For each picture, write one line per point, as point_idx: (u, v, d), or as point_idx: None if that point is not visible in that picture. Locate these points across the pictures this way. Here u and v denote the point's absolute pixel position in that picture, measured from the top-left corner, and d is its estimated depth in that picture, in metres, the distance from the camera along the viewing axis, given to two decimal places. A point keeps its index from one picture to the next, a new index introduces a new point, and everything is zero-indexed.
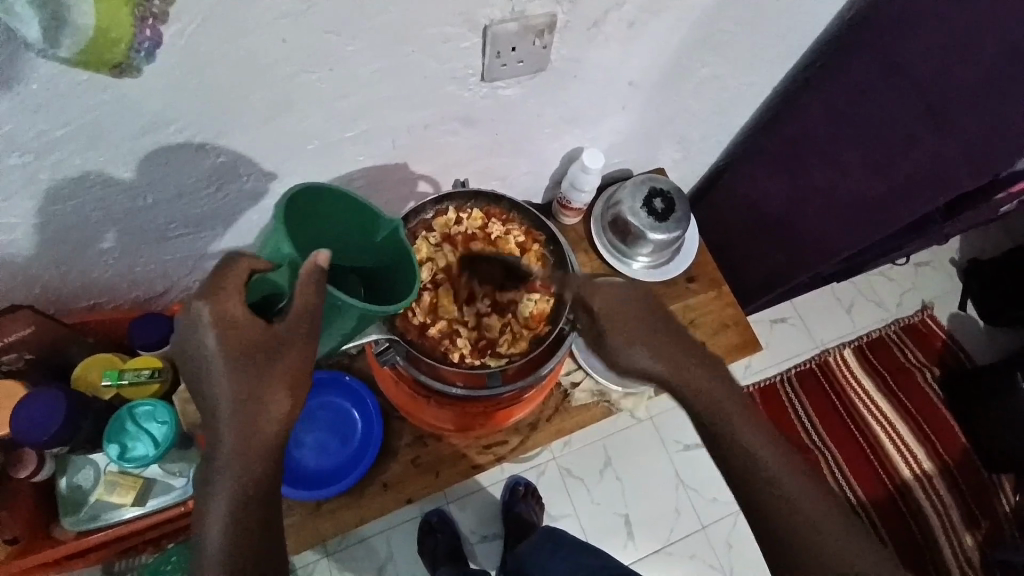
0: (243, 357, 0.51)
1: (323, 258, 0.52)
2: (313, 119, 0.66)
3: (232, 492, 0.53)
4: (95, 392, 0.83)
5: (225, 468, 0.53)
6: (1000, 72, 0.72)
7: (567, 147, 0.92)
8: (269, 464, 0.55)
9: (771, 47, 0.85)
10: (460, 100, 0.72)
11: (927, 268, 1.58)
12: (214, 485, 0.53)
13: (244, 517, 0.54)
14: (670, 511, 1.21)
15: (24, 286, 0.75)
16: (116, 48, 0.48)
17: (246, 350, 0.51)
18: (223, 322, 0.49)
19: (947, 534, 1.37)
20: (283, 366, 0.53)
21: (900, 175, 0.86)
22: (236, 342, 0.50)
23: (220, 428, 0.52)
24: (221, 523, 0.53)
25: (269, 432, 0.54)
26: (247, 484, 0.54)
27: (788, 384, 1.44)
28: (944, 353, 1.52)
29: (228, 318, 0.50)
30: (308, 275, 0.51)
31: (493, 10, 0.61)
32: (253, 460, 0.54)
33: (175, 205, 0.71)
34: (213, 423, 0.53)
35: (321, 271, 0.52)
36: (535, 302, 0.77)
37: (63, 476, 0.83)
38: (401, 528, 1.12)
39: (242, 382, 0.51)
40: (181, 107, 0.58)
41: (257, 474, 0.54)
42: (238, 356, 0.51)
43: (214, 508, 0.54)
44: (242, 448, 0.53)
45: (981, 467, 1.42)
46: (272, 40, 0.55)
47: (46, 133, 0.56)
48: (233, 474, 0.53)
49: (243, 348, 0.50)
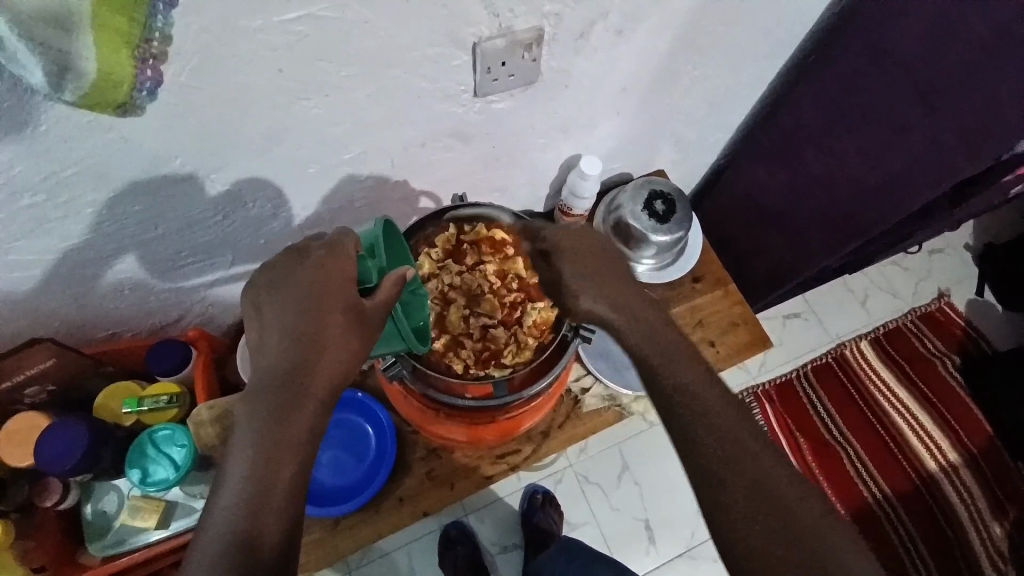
0: (325, 329, 0.55)
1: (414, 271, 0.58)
2: (312, 145, 0.68)
3: (254, 480, 0.52)
4: (116, 419, 0.86)
5: (257, 441, 0.53)
6: (986, 51, 0.71)
7: (564, 154, 0.93)
8: (297, 457, 0.54)
9: (760, 43, 0.86)
10: (454, 117, 0.74)
11: (940, 255, 1.56)
12: (242, 461, 0.53)
13: (263, 498, 0.52)
14: (690, 514, 1.20)
15: (43, 321, 0.77)
16: (118, 90, 0.48)
17: (331, 321, 0.55)
18: (332, 285, 0.56)
19: (976, 526, 1.33)
20: (344, 353, 0.56)
21: (895, 159, 0.84)
22: (327, 311, 0.55)
23: (271, 407, 0.54)
24: (233, 510, 0.51)
25: (306, 409, 0.55)
26: (271, 473, 0.53)
27: (805, 379, 1.42)
28: (964, 341, 1.49)
29: (335, 282, 0.56)
30: (393, 278, 0.57)
31: (480, 29, 0.63)
32: (283, 448, 0.54)
33: (183, 234, 0.73)
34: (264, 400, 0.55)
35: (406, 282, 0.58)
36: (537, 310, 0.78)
37: (89, 502, 0.86)
38: (420, 542, 1.12)
39: (310, 358, 0.55)
40: (183, 141, 0.60)
41: (284, 464, 0.53)
42: (322, 327, 0.55)
43: (231, 494, 0.52)
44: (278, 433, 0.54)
45: (1009, 456, 1.39)
46: (268, 72, 0.57)
47: (56, 173, 0.58)
48: (262, 448, 0.53)
49: (329, 318, 0.55)
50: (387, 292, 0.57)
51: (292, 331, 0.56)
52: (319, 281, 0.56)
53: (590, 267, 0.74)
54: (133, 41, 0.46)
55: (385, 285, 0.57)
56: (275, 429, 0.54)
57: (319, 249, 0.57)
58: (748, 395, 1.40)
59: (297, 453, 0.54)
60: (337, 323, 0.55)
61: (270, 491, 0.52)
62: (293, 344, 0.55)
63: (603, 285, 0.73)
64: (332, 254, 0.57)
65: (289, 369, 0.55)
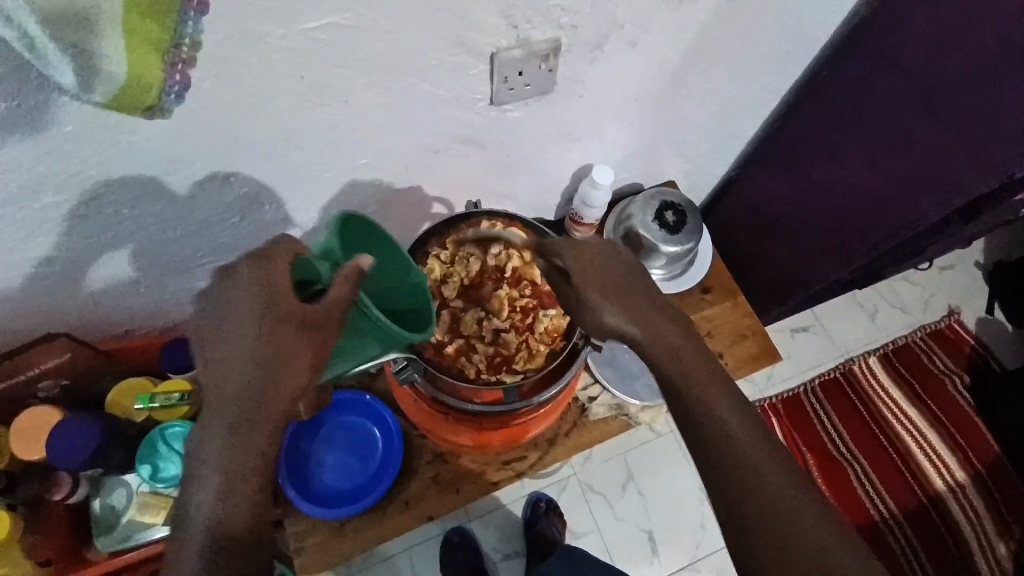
0: (272, 354, 0.49)
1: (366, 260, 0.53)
2: (329, 150, 0.69)
3: (218, 506, 0.48)
4: (127, 415, 0.87)
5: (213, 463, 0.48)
6: (990, 57, 0.71)
7: (576, 163, 0.94)
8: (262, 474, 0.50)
9: (772, 58, 0.87)
10: (468, 124, 0.74)
11: (950, 271, 1.55)
12: (200, 487, 0.49)
13: (228, 521, 0.49)
14: (694, 526, 1.20)
15: (60, 317, 0.79)
16: (147, 93, 0.49)
17: (276, 345, 0.49)
18: (267, 302, 0.49)
19: (983, 546, 1.32)
20: (297, 376, 0.51)
21: (900, 172, 0.85)
22: (270, 334, 0.49)
23: (218, 445, 0.49)
24: (200, 536, 0.48)
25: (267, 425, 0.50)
26: (236, 495, 0.49)
27: (812, 394, 1.42)
28: (974, 358, 1.48)
29: (273, 296, 0.49)
30: (344, 272, 0.51)
31: (497, 39, 0.64)
32: (246, 469, 0.49)
33: (200, 236, 0.74)
34: (210, 438, 0.49)
35: (360, 274, 0.52)
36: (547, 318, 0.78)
37: (98, 497, 0.86)
38: (421, 548, 1.12)
39: (259, 388, 0.49)
40: (206, 145, 0.61)
41: (248, 484, 0.49)
42: (269, 351, 0.49)
43: (190, 542, 0.48)
44: (233, 474, 0.49)
45: (1018, 477, 1.37)
46: (290, 78, 0.58)
47: (81, 173, 0.59)
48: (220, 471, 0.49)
49: (273, 341, 0.49)
50: (338, 291, 0.51)
51: (233, 360, 0.49)
52: (254, 300, 0.49)
53: (609, 288, 0.58)
54: (161, 46, 0.46)
55: (337, 280, 0.51)
56: (233, 450, 0.49)
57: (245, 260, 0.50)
58: (753, 408, 1.39)
59: (262, 470, 0.50)
60: (284, 346, 0.49)
61: (237, 512, 0.49)
62: (239, 359, 0.49)
63: (622, 301, 0.58)
64: (265, 264, 0.50)
65: (235, 402, 0.49)
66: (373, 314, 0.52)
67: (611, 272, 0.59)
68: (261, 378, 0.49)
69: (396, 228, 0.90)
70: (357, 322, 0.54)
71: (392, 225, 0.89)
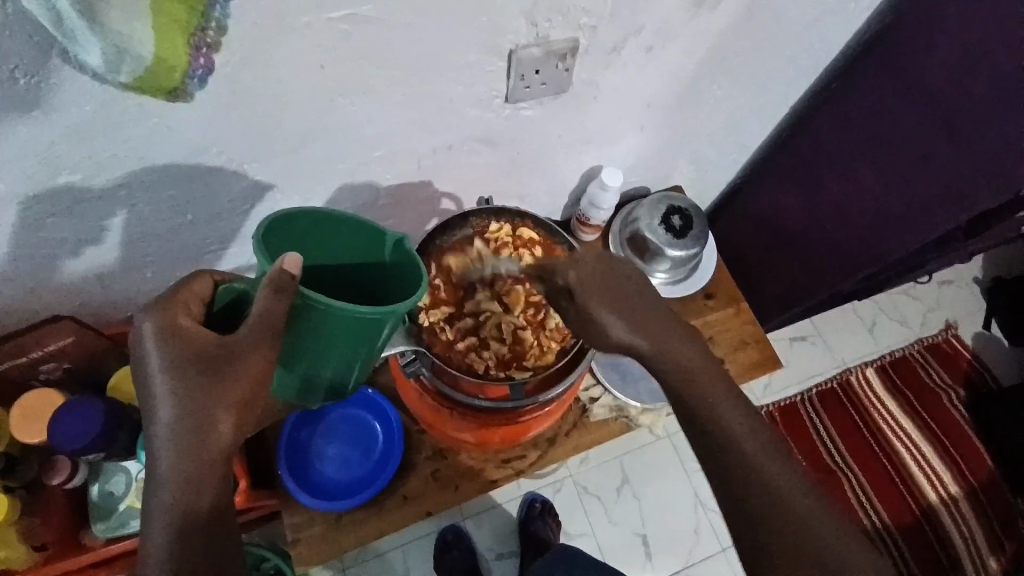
0: (189, 401, 0.47)
1: (292, 262, 0.49)
2: (344, 141, 0.69)
3: (177, 510, 0.48)
4: (129, 401, 0.87)
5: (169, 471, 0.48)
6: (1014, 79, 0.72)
7: (586, 165, 0.94)
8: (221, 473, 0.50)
9: (785, 68, 0.88)
10: (483, 122, 0.75)
11: (949, 287, 1.56)
12: (159, 494, 0.49)
13: (191, 521, 0.49)
14: (689, 532, 1.19)
15: (65, 300, 0.78)
16: (172, 75, 0.52)
17: (190, 390, 0.47)
18: (170, 348, 0.47)
19: (974, 560, 1.33)
20: (224, 417, 0.49)
21: (914, 190, 0.85)
22: (180, 382, 0.47)
23: (159, 492, 0.48)
24: (162, 539, 0.48)
25: (222, 430, 0.49)
26: (197, 497, 0.49)
27: (809, 403, 1.42)
28: (970, 374, 1.49)
29: (175, 342, 0.47)
30: (272, 281, 0.47)
31: (517, 37, 0.64)
32: (205, 471, 0.49)
33: (210, 223, 0.74)
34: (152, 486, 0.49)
35: (290, 280, 0.48)
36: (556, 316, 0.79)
37: (97, 483, 0.86)
38: (417, 545, 1.11)
39: (182, 435, 0.48)
40: (223, 132, 0.61)
41: (207, 486, 0.49)
42: (184, 399, 0.47)
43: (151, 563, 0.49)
44: (176, 519, 0.48)
45: (1010, 492, 1.39)
46: (311, 68, 0.58)
47: (96, 154, 0.59)
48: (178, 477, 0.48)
49: (186, 387, 0.47)
50: (268, 303, 0.47)
51: (170, 374, 0.47)
52: (157, 348, 0.47)
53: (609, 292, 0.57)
54: (189, 29, 0.49)
55: (261, 296, 0.47)
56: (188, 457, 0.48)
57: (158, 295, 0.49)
58: None
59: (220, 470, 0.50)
60: (196, 390, 0.48)
61: (199, 512, 0.49)
62: (180, 371, 0.47)
63: (616, 303, 0.57)
64: (169, 308, 0.48)
65: (162, 451, 0.48)
66: (350, 309, 0.50)
67: (619, 274, 0.59)
68: (180, 426, 0.48)
69: (405, 223, 0.90)
70: (340, 323, 0.52)
71: (402, 220, 0.89)
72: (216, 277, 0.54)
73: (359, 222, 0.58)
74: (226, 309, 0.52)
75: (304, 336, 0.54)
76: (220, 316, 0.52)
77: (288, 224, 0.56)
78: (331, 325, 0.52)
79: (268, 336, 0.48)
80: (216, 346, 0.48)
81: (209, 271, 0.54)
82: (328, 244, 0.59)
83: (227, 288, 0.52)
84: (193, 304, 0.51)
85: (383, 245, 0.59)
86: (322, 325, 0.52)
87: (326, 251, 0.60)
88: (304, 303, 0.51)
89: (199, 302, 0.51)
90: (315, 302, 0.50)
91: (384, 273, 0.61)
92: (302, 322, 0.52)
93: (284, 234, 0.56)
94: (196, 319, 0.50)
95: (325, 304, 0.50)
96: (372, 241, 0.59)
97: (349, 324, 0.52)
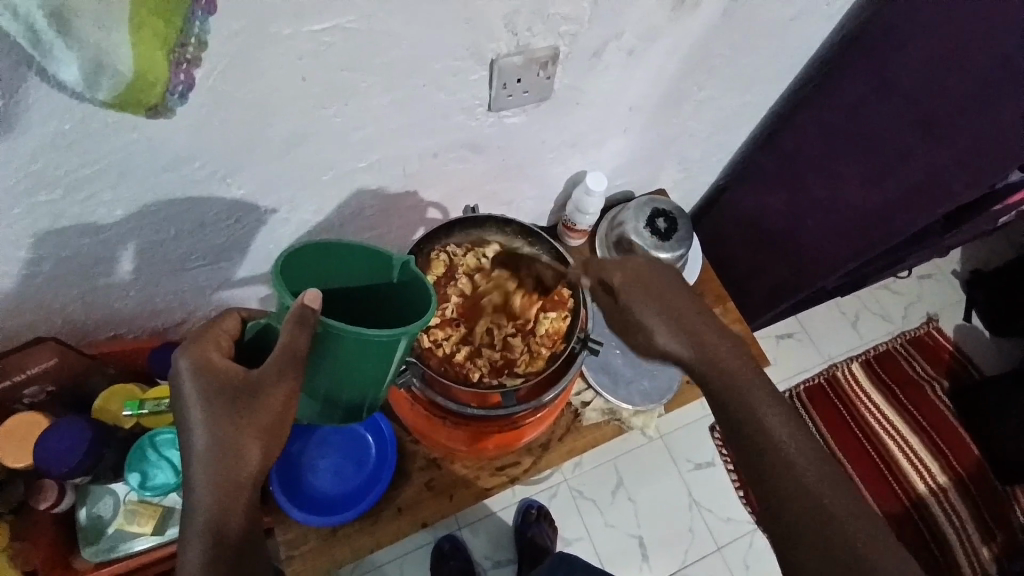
0: (219, 432, 0.50)
1: (313, 295, 0.50)
2: (328, 151, 0.69)
3: (208, 534, 0.50)
4: (115, 421, 0.86)
5: (202, 496, 0.50)
6: (993, 86, 0.74)
7: (571, 171, 0.95)
8: (250, 497, 0.52)
9: (763, 70, 0.89)
10: (468, 129, 0.75)
11: (929, 280, 1.60)
12: (192, 519, 0.51)
13: (222, 544, 0.51)
14: (684, 533, 1.19)
15: (47, 319, 0.77)
16: (153, 90, 0.51)
17: (219, 422, 0.50)
18: (201, 383, 0.50)
19: (966, 549, 1.35)
20: (252, 445, 0.51)
21: (894, 189, 0.88)
22: (210, 414, 0.50)
23: (192, 519, 0.51)
24: (196, 562, 0.50)
25: (250, 457, 0.51)
26: (226, 521, 0.51)
27: (797, 400, 1.44)
28: (953, 364, 1.52)
29: (206, 376, 0.50)
30: (294, 317, 0.49)
31: (499, 45, 0.65)
32: (235, 497, 0.51)
33: (194, 237, 0.73)
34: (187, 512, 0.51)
35: (308, 313, 0.50)
36: (550, 319, 0.79)
37: (83, 506, 0.84)
38: (413, 557, 1.10)
39: (213, 464, 0.50)
40: (206, 146, 0.61)
41: (236, 509, 0.51)
42: (215, 430, 0.50)
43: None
44: (207, 545, 0.50)
45: (997, 479, 1.41)
46: (293, 79, 0.58)
47: (76, 170, 0.58)
48: (211, 503, 0.50)
49: (215, 419, 0.50)
50: (290, 338, 0.49)
51: (201, 408, 0.50)
52: (188, 385, 0.50)
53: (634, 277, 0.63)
54: (168, 45, 0.48)
55: (286, 330, 0.49)
56: (219, 484, 0.50)
57: (190, 335, 0.53)
58: None
59: (247, 495, 0.52)
60: (225, 422, 0.50)
61: (229, 534, 0.51)
62: (211, 405, 0.50)
63: (661, 303, 0.61)
64: (197, 347, 0.52)
65: (196, 480, 0.50)
66: (362, 333, 0.51)
67: (648, 271, 0.63)
68: (212, 456, 0.50)
69: (392, 233, 0.89)
70: (354, 348, 0.53)
71: (389, 230, 0.89)
72: (243, 314, 0.58)
73: (362, 245, 0.58)
74: (253, 343, 0.55)
75: (325, 363, 0.55)
76: (251, 349, 0.56)
77: (299, 252, 0.55)
78: (346, 351, 0.53)
79: (289, 369, 0.50)
80: (242, 380, 0.50)
81: (238, 308, 0.59)
82: (333, 268, 0.59)
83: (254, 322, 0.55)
84: (224, 339, 0.54)
85: (392, 267, 0.59)
86: (338, 350, 0.54)
87: (332, 275, 0.59)
88: (325, 332, 0.52)
89: (230, 338, 0.55)
90: (335, 331, 0.51)
91: (393, 292, 0.61)
92: (321, 349, 0.54)
93: (295, 262, 0.56)
94: (227, 353, 0.54)
95: (345, 331, 0.51)
96: (380, 261, 0.59)
97: (363, 349, 0.53)
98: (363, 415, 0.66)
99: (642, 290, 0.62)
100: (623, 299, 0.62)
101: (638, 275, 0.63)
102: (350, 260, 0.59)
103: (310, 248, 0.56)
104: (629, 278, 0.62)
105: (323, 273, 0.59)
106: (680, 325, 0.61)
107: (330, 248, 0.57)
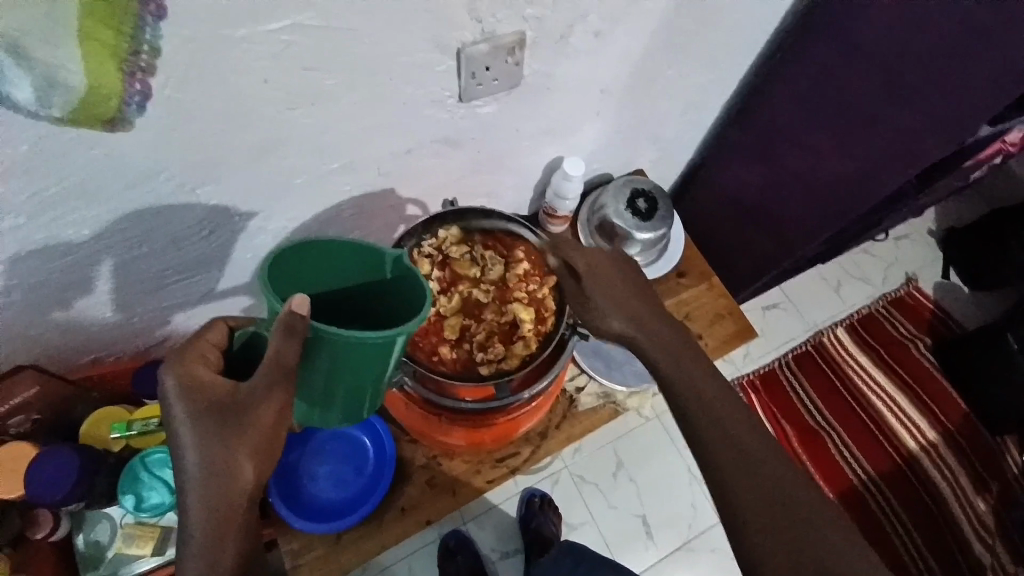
0: (211, 451, 0.49)
1: (300, 301, 0.48)
2: (299, 155, 0.68)
3: (199, 554, 0.50)
4: (104, 445, 0.85)
5: (198, 515, 0.49)
6: (954, 47, 0.73)
7: (548, 158, 0.94)
8: (241, 520, 0.52)
9: (728, 43, 0.89)
10: (440, 122, 0.74)
11: (907, 241, 1.62)
12: (187, 539, 0.50)
13: (215, 562, 0.51)
14: (687, 508, 1.20)
15: (24, 347, 0.75)
16: (108, 103, 0.51)
17: (210, 440, 0.49)
18: (189, 400, 0.48)
19: (960, 502, 1.38)
20: (245, 463, 0.50)
21: (865, 150, 0.89)
22: (201, 433, 0.49)
23: (186, 534, 0.50)
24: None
25: (244, 477, 0.51)
26: (218, 541, 0.50)
27: (787, 368, 1.45)
28: (933, 321, 1.55)
29: (194, 394, 0.49)
30: (282, 325, 0.48)
31: (464, 34, 0.64)
32: (229, 518, 0.51)
33: (169, 252, 0.71)
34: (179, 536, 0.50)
35: (292, 317, 0.48)
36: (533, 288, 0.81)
37: (81, 532, 0.84)
38: (420, 555, 1.07)
39: (206, 481, 0.49)
40: (170, 158, 0.59)
41: (231, 533, 0.51)
42: (205, 448, 0.49)
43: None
44: (202, 562, 0.50)
45: (984, 430, 1.45)
46: (254, 82, 0.57)
47: (36, 193, 0.57)
48: (206, 522, 0.50)
49: (205, 437, 0.49)
50: (282, 347, 0.49)
51: (188, 428, 0.48)
52: (178, 403, 0.48)
53: (618, 289, 0.70)
54: (119, 54, 0.48)
55: (275, 335, 0.48)
56: (216, 504, 0.50)
57: (172, 347, 0.51)
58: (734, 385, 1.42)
59: (240, 516, 0.51)
60: (217, 439, 0.49)
61: (219, 556, 0.51)
62: (200, 427, 0.49)
63: (629, 310, 0.69)
64: (182, 363, 0.49)
65: (188, 501, 0.50)
66: (357, 335, 0.50)
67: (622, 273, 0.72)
68: (206, 475, 0.49)
69: (373, 233, 0.88)
70: (348, 348, 0.52)
71: (368, 231, 0.87)
72: (229, 323, 0.56)
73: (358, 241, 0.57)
74: (241, 352, 0.54)
75: (320, 367, 0.54)
76: (236, 360, 0.54)
77: (288, 254, 0.55)
78: (339, 352, 0.52)
79: (279, 383, 0.50)
80: (232, 396, 0.49)
81: (224, 317, 0.57)
82: (323, 267, 0.59)
83: (241, 333, 0.55)
84: (209, 353, 0.52)
85: (383, 263, 0.59)
86: (330, 353, 0.53)
87: (325, 271, 0.59)
88: (314, 335, 0.51)
89: (216, 350, 0.53)
90: (327, 335, 0.50)
91: (384, 292, 0.60)
92: (311, 352, 0.53)
93: (285, 263, 0.56)
94: (214, 368, 0.52)
95: (335, 333, 0.50)
96: (369, 254, 0.58)
97: (358, 348, 0.52)
98: (357, 418, 0.64)
99: (607, 280, 0.70)
100: (588, 281, 0.70)
101: (600, 261, 0.72)
102: (342, 261, 0.59)
103: (301, 246, 0.56)
104: (594, 270, 0.71)
105: (313, 275, 0.59)
106: (623, 307, 0.69)
107: (320, 247, 0.57)
